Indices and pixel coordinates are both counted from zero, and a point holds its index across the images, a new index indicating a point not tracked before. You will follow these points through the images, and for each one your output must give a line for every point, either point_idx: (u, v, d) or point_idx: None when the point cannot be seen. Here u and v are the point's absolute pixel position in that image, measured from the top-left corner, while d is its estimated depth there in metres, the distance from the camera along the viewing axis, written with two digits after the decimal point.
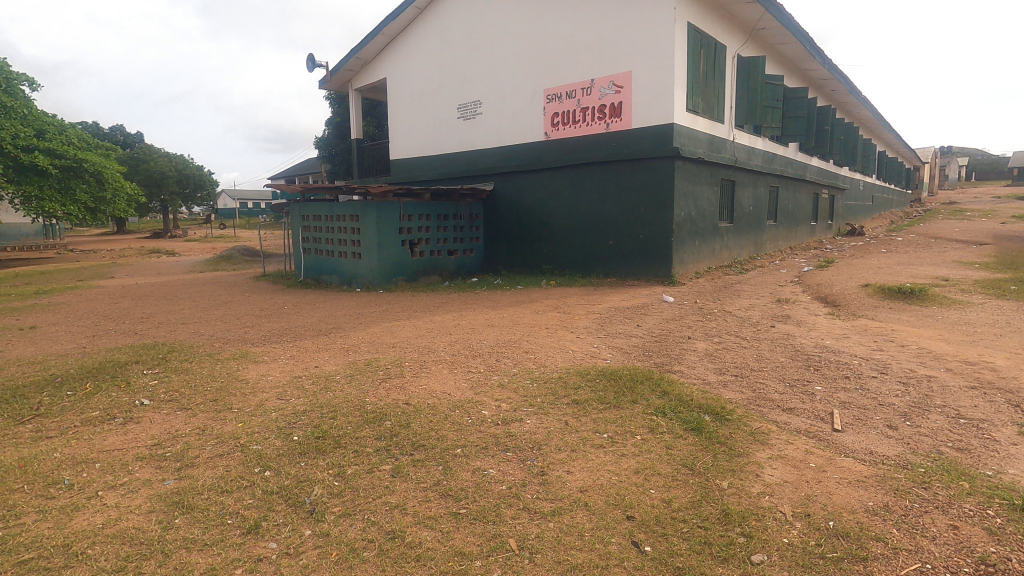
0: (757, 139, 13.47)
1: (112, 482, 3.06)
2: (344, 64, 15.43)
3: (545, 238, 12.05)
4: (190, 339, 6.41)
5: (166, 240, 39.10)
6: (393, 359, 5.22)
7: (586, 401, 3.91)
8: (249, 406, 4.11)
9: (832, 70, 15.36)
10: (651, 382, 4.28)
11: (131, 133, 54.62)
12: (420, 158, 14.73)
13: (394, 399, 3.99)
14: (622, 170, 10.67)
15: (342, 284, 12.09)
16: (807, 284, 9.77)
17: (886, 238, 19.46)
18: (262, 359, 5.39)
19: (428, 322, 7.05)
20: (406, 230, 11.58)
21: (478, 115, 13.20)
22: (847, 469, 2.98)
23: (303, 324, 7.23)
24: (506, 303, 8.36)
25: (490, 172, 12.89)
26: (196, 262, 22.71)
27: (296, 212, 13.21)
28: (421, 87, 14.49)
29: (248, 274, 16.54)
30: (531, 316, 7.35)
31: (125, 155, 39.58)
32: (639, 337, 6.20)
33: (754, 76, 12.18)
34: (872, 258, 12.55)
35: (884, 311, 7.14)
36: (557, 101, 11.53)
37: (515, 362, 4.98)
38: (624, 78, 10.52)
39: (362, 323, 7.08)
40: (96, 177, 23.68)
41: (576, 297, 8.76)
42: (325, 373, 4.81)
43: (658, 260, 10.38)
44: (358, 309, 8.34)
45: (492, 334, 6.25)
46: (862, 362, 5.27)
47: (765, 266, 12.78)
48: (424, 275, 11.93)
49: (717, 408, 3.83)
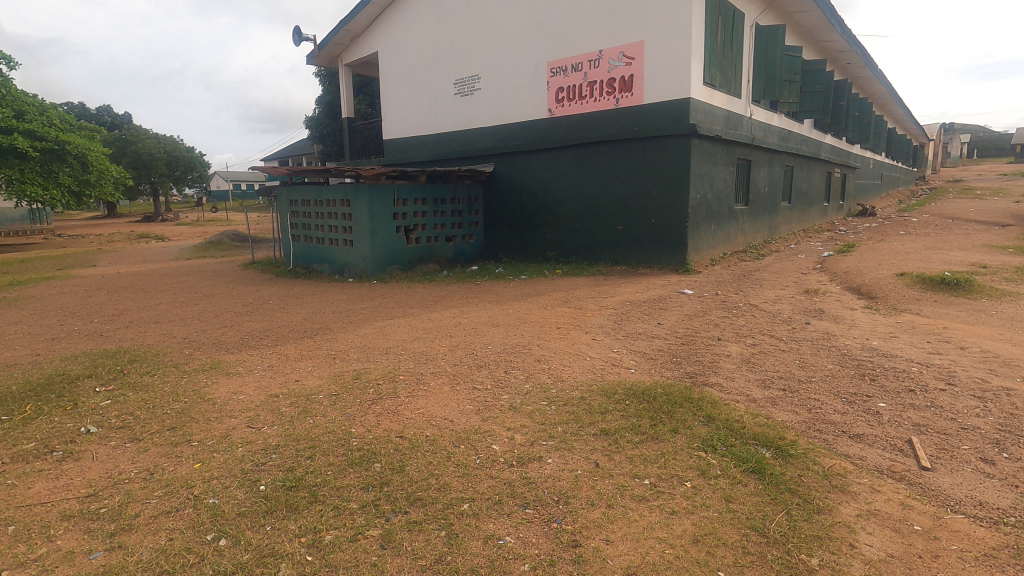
0: (774, 115, 12.68)
1: (23, 558, 2.39)
2: (332, 37, 14.48)
3: (549, 222, 11.32)
4: (159, 345, 5.72)
5: (156, 224, 38.16)
6: (385, 370, 4.53)
7: (617, 431, 3.24)
8: (212, 437, 3.42)
9: (850, 42, 14.49)
10: (691, 404, 3.59)
11: (118, 113, 53.02)
12: (415, 138, 13.90)
13: (385, 431, 3.29)
14: (633, 150, 9.90)
15: (333, 273, 11.38)
16: (833, 272, 9.06)
17: (900, 219, 18.72)
18: (237, 371, 4.70)
19: (426, 321, 6.36)
20: (401, 215, 10.86)
21: (477, 91, 12.35)
22: (966, 537, 2.34)
23: (287, 323, 6.53)
24: (510, 296, 7.66)
25: (490, 153, 12.08)
26: (185, 248, 21.95)
27: (284, 196, 12.43)
28: (415, 62, 13.60)
29: (237, 261, 15.82)
30: (538, 313, 6.66)
31: (112, 137, 38.43)
32: (662, 339, 5.51)
33: (774, 47, 11.33)
34: (896, 243, 11.83)
35: (929, 305, 6.47)
36: (562, 75, 10.70)
37: (527, 374, 4.29)
38: (635, 49, 9.67)
39: (353, 323, 6.38)
40: (80, 159, 22.77)
41: (587, 289, 8.07)
42: (306, 392, 4.12)
43: (672, 247, 9.68)
44: (349, 304, 7.64)
45: (497, 337, 5.56)
46: (923, 369, 4.61)
47: (781, 251, 12.09)
48: (420, 263, 11.22)
49: (776, 439, 3.18)
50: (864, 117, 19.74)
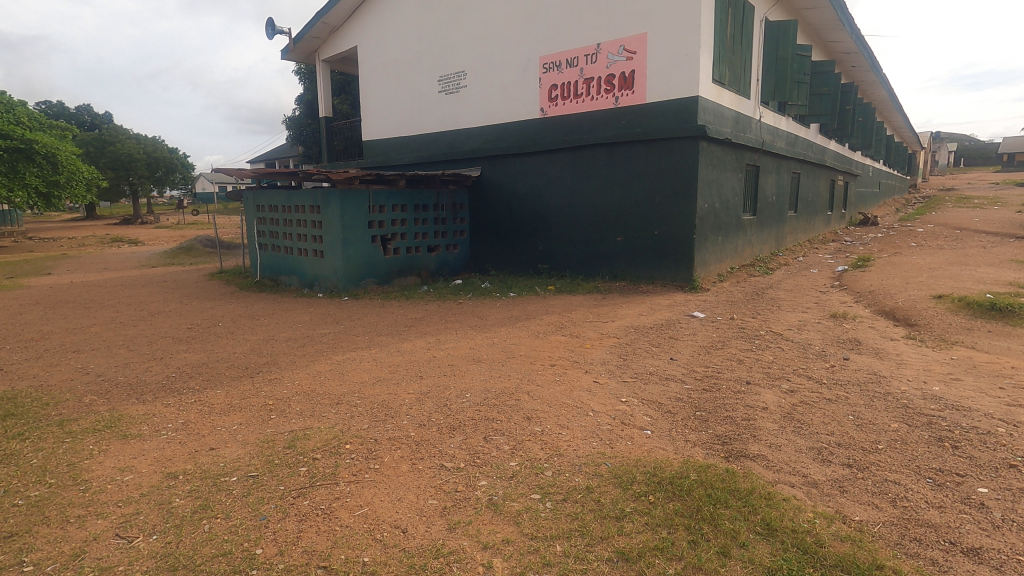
0: (782, 118, 11.82)
1: None
2: (308, 30, 13.44)
3: (541, 232, 10.35)
4: (62, 387, 4.63)
5: (132, 227, 36.64)
6: (330, 434, 3.49)
7: (644, 557, 2.23)
8: (55, 559, 2.36)
9: (858, 42, 13.70)
10: (740, 501, 2.59)
11: (98, 112, 51.25)
12: (396, 140, 12.88)
13: (305, 555, 2.26)
14: (634, 154, 8.96)
15: (303, 287, 10.32)
16: (857, 291, 8.15)
17: (905, 229, 18.02)
18: (137, 431, 3.62)
19: (394, 355, 5.31)
20: (377, 223, 9.84)
21: (463, 88, 11.37)
22: None
23: (229, 356, 5.46)
24: (497, 320, 6.64)
25: (477, 156, 11.09)
26: (155, 254, 20.72)
27: (252, 201, 11.38)
28: (397, 57, 12.59)
29: (205, 270, 14.67)
30: (529, 343, 5.65)
31: (90, 137, 37.03)
32: (680, 382, 4.52)
33: (785, 45, 10.47)
34: (916, 256, 10.96)
35: (983, 337, 5.54)
36: (556, 71, 9.75)
37: (515, 443, 3.28)
38: (637, 41, 8.71)
39: (306, 357, 5.32)
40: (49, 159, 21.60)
41: (584, 312, 7.08)
42: (218, 470, 3.06)
43: (677, 262, 8.73)
44: (308, 329, 6.58)
45: (478, 379, 4.55)
46: (1012, 429, 3.67)
47: (791, 265, 11.22)
48: (399, 275, 10.18)
49: (872, 568, 2.19)
50: (867, 123, 18.98)
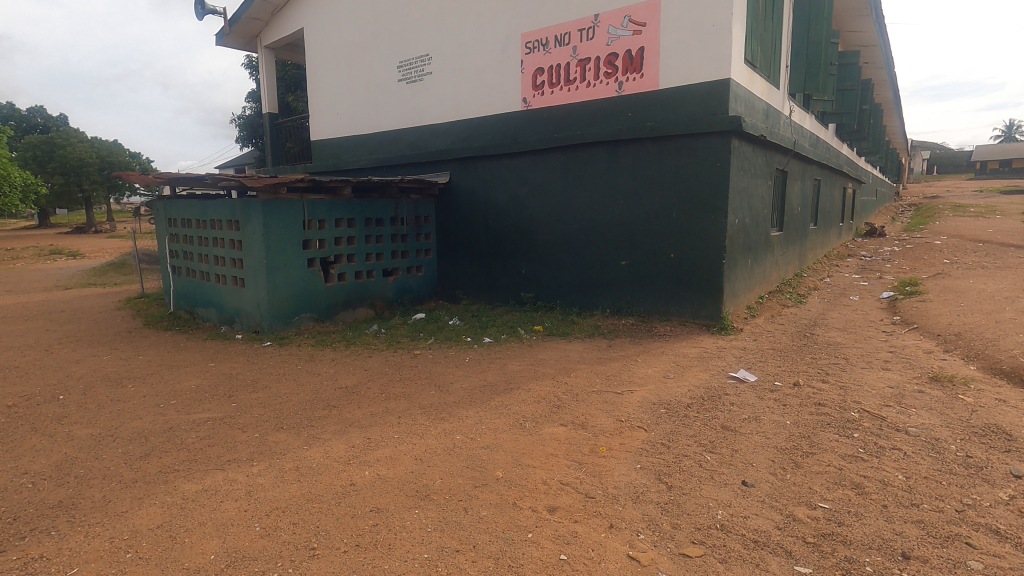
0: (806, 116, 10.04)
1: None
2: (245, 9, 11.25)
3: (525, 253, 8.31)
4: None
5: (78, 237, 33.46)
6: None
7: None
8: None
9: (881, 32, 11.99)
10: None
11: (52, 115, 47.79)
12: (349, 139, 10.74)
13: None
14: (644, 156, 7.00)
15: (222, 323, 8.09)
16: (937, 334, 6.26)
17: (921, 241, 16.41)
18: None
19: (289, 479, 3.21)
20: (315, 242, 7.70)
21: (428, 76, 9.32)
22: None
23: (12, 483, 3.27)
24: (465, 394, 4.54)
25: (446, 158, 9.02)
26: (85, 271, 18.09)
27: (163, 213, 9.14)
28: (350, 40, 10.47)
29: (123, 295, 12.24)
30: (509, 448, 3.56)
31: (36, 138, 33.87)
32: (784, 558, 2.49)
33: (818, 26, 8.65)
34: (972, 279, 9.15)
35: None
36: (541, 51, 7.75)
37: None
38: (646, 10, 6.75)
39: (135, 488, 3.16)
40: None
41: (587, 373, 5.04)
42: None
43: (701, 294, 6.77)
44: (182, 410, 4.41)
45: (417, 558, 2.46)
46: None
47: (823, 290, 9.39)
48: (344, 308, 8.05)
49: None
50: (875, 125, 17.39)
